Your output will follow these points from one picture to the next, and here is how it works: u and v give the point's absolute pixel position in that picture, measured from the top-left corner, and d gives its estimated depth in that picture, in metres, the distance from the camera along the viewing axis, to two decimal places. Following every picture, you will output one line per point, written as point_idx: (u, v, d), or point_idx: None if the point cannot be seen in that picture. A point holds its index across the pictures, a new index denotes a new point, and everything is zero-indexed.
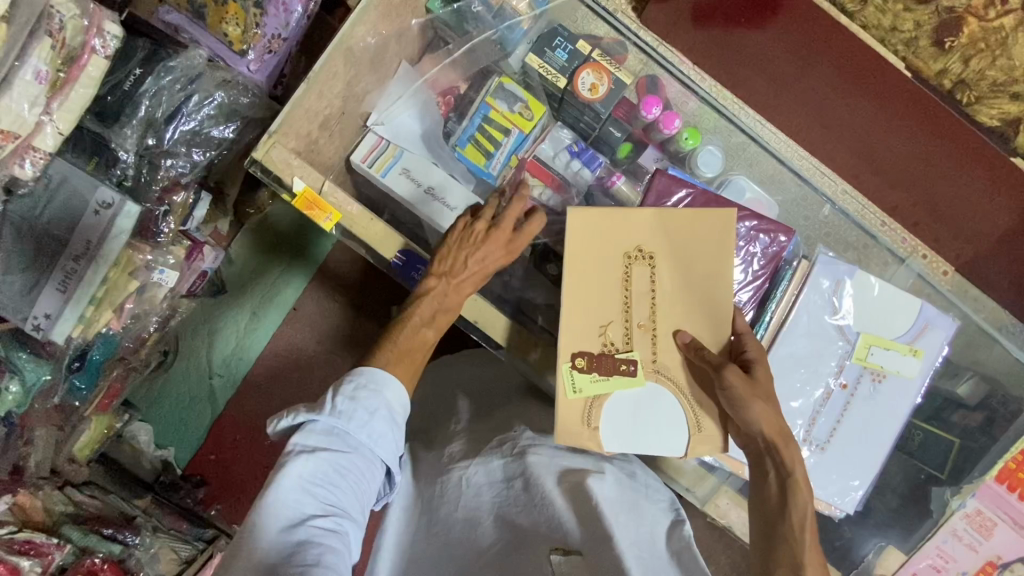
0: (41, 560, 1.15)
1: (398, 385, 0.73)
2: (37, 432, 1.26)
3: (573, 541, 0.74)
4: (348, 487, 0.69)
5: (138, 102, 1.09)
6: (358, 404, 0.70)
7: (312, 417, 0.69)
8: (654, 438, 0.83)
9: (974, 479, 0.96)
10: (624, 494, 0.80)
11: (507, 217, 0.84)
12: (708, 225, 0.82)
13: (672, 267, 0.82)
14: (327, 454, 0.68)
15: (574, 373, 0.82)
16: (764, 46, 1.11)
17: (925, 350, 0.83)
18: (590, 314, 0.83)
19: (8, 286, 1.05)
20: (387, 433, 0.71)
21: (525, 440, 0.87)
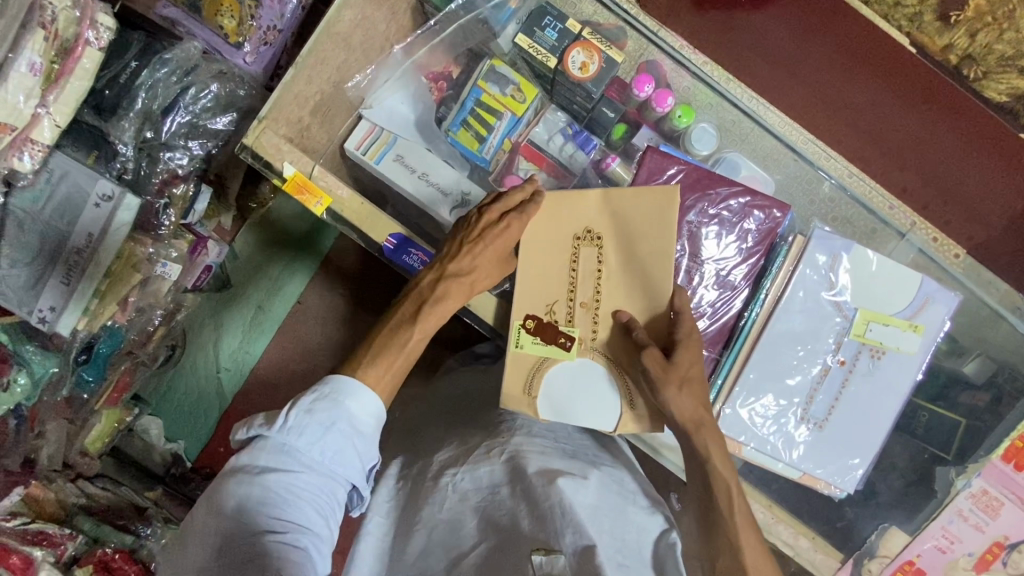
0: (53, 550, 1.18)
1: (362, 394, 0.72)
2: (48, 425, 1.27)
3: (557, 540, 0.70)
4: (304, 506, 0.67)
5: (135, 94, 1.09)
6: (311, 419, 0.69)
7: (266, 432, 0.69)
8: (591, 413, 0.83)
9: (980, 459, 0.93)
10: (608, 500, 0.78)
11: (499, 203, 0.82)
12: (650, 207, 0.81)
13: (617, 250, 0.83)
14: (278, 474, 0.67)
15: (520, 331, 0.84)
16: (766, 30, 1.41)
17: (926, 326, 0.82)
18: (537, 289, 0.84)
19: (13, 278, 1.07)
20: (345, 447, 0.70)
21: (512, 447, 0.84)
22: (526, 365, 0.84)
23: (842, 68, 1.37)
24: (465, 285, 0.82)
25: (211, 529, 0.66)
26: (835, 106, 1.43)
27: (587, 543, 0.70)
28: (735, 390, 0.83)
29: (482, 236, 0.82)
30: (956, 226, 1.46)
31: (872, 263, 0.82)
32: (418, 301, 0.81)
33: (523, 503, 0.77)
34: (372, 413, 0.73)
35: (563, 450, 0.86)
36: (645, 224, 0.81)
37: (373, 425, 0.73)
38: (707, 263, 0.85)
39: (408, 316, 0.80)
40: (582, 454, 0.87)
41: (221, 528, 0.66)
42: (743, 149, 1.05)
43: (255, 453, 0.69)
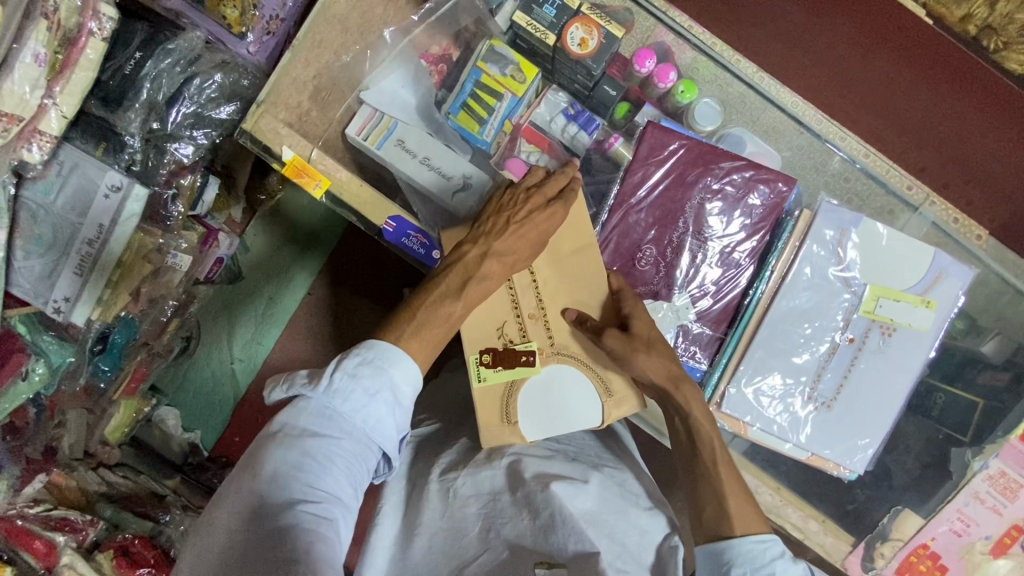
0: (75, 536, 1.22)
1: (406, 363, 0.70)
2: (68, 414, 1.32)
3: (559, 554, 0.72)
4: (339, 471, 0.66)
5: (139, 85, 1.11)
6: (355, 383, 0.67)
7: (309, 393, 0.68)
8: (572, 417, 0.82)
9: (997, 439, 0.89)
10: (608, 503, 0.77)
11: (549, 183, 0.81)
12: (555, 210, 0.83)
13: (544, 256, 0.83)
14: (319, 437, 0.66)
15: (480, 368, 0.81)
16: (776, 11, 1.37)
17: (938, 301, 0.80)
18: (483, 317, 0.82)
19: (28, 269, 1.10)
20: (385, 417, 0.68)
21: (512, 452, 0.82)
22: (499, 396, 0.81)
23: (858, 43, 1.35)
24: (507, 265, 0.78)
25: (247, 487, 0.65)
26: (851, 84, 1.39)
27: (589, 551, 0.71)
28: (739, 371, 0.81)
29: (527, 216, 0.79)
30: (976, 206, 1.41)
31: (882, 237, 0.80)
32: (461, 276, 0.77)
33: (523, 509, 0.75)
34: (413, 383, 0.71)
35: (567, 454, 0.85)
36: (570, 226, 0.83)
37: (412, 396, 0.71)
38: (712, 241, 0.83)
39: (453, 294, 0.76)
40: (582, 458, 0.85)
41: (257, 488, 0.64)
42: (748, 124, 1.03)
43: (298, 412, 0.68)
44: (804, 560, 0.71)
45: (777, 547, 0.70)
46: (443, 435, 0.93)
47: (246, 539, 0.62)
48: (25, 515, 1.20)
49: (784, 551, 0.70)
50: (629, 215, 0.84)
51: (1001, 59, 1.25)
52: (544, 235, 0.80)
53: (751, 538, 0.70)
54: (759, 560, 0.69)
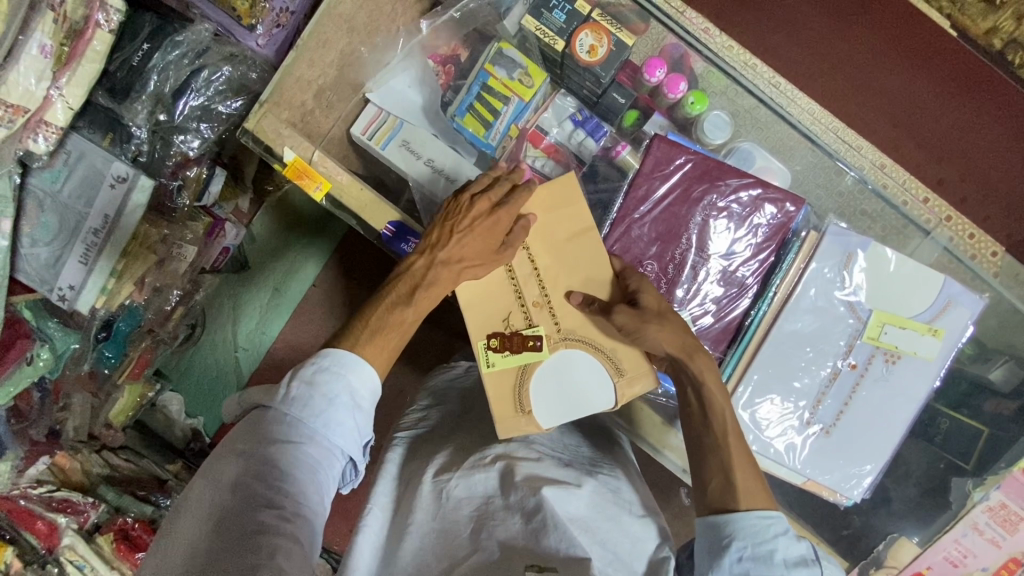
0: (76, 517, 1.24)
1: (364, 369, 0.71)
2: (74, 398, 1.31)
3: (551, 557, 0.66)
4: (309, 475, 0.65)
5: (147, 77, 1.10)
6: (311, 390, 0.67)
7: (267, 404, 0.68)
8: (586, 398, 0.81)
9: (999, 471, 0.89)
10: (603, 508, 0.74)
11: (493, 188, 0.79)
12: (547, 198, 0.81)
13: (543, 241, 0.81)
14: (284, 444, 0.65)
15: (488, 354, 0.81)
16: (797, 14, 1.35)
17: (946, 330, 0.78)
18: (490, 306, 0.82)
19: (35, 257, 1.09)
20: (347, 421, 0.68)
21: (499, 456, 0.79)
22: (509, 384, 0.81)
23: (877, 49, 1.34)
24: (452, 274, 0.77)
25: (208, 498, 0.63)
26: (871, 88, 1.35)
27: (580, 556, 0.65)
28: (737, 392, 0.80)
29: (469, 221, 0.77)
30: (997, 221, 1.35)
31: (890, 263, 0.79)
32: (411, 284, 0.77)
33: (514, 510, 0.71)
34: (374, 389, 0.72)
35: (559, 459, 0.82)
36: (565, 207, 0.81)
37: (372, 401, 0.72)
38: (714, 259, 0.82)
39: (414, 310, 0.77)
40: (575, 463, 0.82)
41: (217, 502, 0.63)
42: (760, 138, 0.99)
43: (257, 423, 0.68)
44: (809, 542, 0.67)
45: (781, 524, 0.67)
46: (437, 439, 0.90)
47: (207, 551, 0.60)
48: (28, 495, 1.22)
49: (788, 529, 0.67)
50: (631, 229, 0.82)
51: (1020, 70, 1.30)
52: (493, 243, 0.78)
53: (756, 512, 0.67)
54: (761, 535, 0.66)
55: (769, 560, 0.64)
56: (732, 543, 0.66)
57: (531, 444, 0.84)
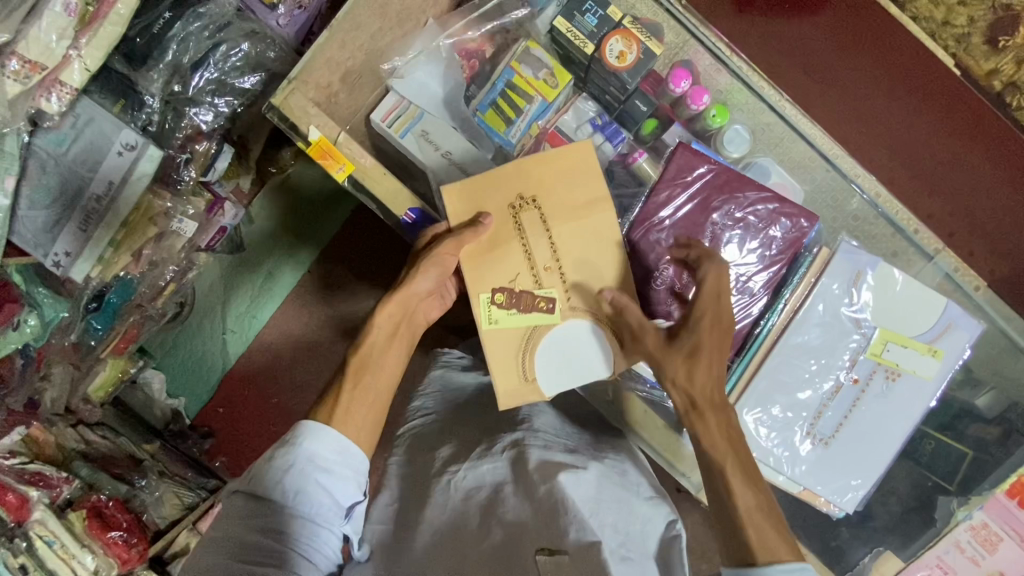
0: (48, 492, 1.19)
1: (325, 434, 0.70)
2: (54, 368, 1.27)
3: (562, 538, 0.67)
4: (285, 547, 0.66)
5: (165, 46, 1.07)
6: (272, 466, 0.68)
7: (238, 488, 0.70)
8: (592, 368, 0.83)
9: (984, 491, 0.93)
10: (615, 492, 0.75)
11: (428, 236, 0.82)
12: (568, 164, 0.82)
13: (557, 204, 0.82)
14: (256, 522, 0.67)
15: (491, 308, 0.81)
16: (807, 41, 1.40)
17: (945, 351, 0.82)
18: (500, 266, 0.81)
19: (31, 220, 1.03)
20: (308, 487, 0.68)
21: (510, 440, 0.81)
22: (515, 345, 0.82)
23: (881, 81, 1.38)
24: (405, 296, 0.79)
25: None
26: (868, 121, 1.42)
27: (592, 539, 0.67)
28: (744, 400, 0.82)
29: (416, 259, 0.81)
30: (978, 257, 1.42)
31: (896, 283, 0.82)
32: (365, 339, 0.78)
33: (524, 498, 0.73)
34: (341, 451, 0.71)
35: (565, 446, 0.83)
36: (585, 179, 0.82)
37: (340, 461, 0.70)
38: (730, 267, 0.84)
39: (382, 332, 0.79)
40: (580, 449, 0.83)
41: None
42: (777, 155, 1.02)
43: (233, 507, 0.70)
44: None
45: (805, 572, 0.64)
46: (444, 424, 0.90)
47: None
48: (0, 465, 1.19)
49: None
50: (651, 232, 0.84)
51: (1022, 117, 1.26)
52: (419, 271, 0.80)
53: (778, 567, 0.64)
54: None
55: None
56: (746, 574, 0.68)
57: (537, 430, 0.84)
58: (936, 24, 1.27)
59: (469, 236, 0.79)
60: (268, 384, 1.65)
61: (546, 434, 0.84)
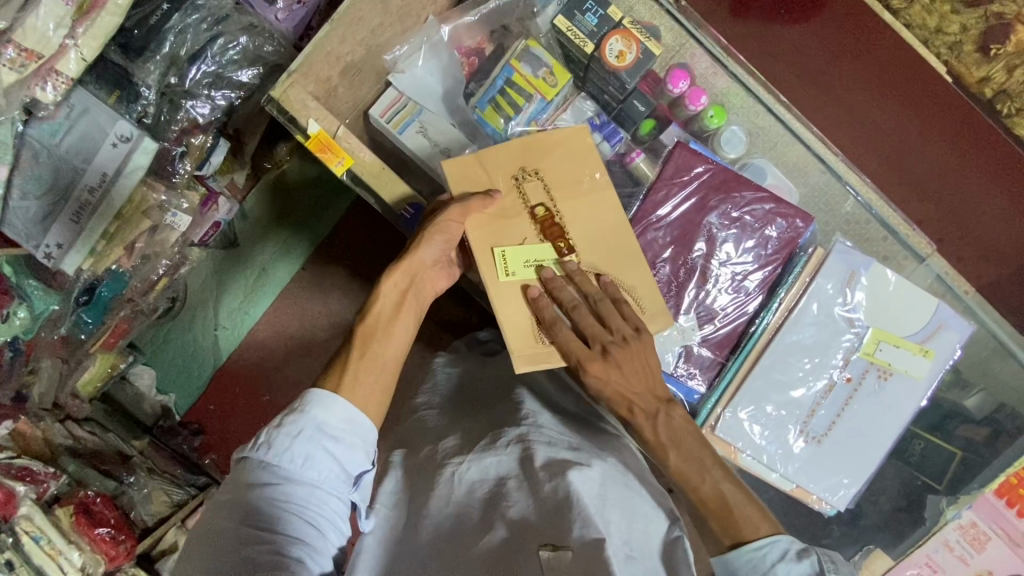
0: (35, 487, 1.17)
1: (334, 402, 0.70)
2: (42, 363, 1.25)
3: (567, 535, 0.67)
4: (292, 513, 0.65)
5: (163, 38, 1.07)
6: (279, 432, 0.67)
7: (242, 454, 0.68)
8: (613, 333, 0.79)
9: (971, 491, 0.95)
10: (618, 490, 0.75)
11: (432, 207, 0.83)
12: (566, 140, 0.87)
13: (557, 176, 0.86)
14: (262, 488, 0.66)
15: (503, 268, 0.82)
16: (801, 45, 1.42)
17: (936, 351, 0.84)
18: (509, 232, 0.83)
19: (23, 211, 1.01)
20: (317, 453, 0.67)
21: (518, 433, 0.81)
22: (526, 307, 0.82)
23: (873, 86, 1.40)
24: (410, 266, 0.80)
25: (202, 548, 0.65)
26: (860, 124, 1.43)
27: (595, 538, 0.67)
28: (738, 400, 0.84)
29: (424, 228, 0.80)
30: (969, 262, 1.43)
31: (889, 283, 0.84)
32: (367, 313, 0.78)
33: (527, 493, 0.73)
34: (349, 420, 0.70)
35: (571, 443, 0.81)
36: (584, 154, 0.87)
37: (348, 429, 0.70)
38: (725, 267, 0.86)
39: (389, 302, 0.79)
40: (584, 445, 0.82)
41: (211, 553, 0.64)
42: (772, 157, 1.03)
43: (236, 474, 0.68)
44: (813, 556, 0.66)
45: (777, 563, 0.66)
46: (445, 421, 0.90)
47: None
48: None
49: (786, 550, 0.68)
50: (648, 230, 0.86)
51: (1012, 124, 1.29)
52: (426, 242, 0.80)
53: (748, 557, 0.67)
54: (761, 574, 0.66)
55: None
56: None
57: (541, 426, 0.83)
58: (929, 32, 1.29)
59: (477, 204, 0.81)
60: (259, 381, 1.63)
61: (551, 429, 0.83)
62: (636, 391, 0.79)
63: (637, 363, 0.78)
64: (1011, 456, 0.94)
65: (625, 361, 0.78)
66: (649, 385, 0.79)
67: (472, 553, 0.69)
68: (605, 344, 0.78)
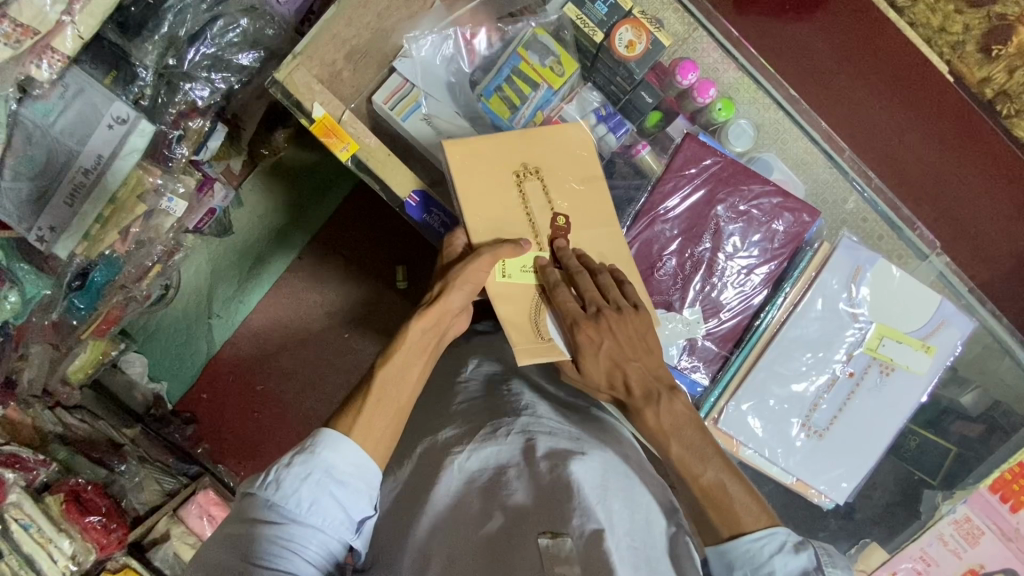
0: (25, 475, 1.12)
1: (344, 444, 0.69)
2: (33, 347, 1.19)
3: (565, 525, 0.68)
4: (294, 557, 0.64)
5: (162, 18, 1.01)
6: (287, 473, 0.66)
7: (249, 490, 0.67)
8: (609, 307, 0.79)
9: (967, 486, 0.96)
10: (619, 479, 0.75)
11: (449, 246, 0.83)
12: (567, 139, 0.89)
13: (557, 176, 0.87)
14: (266, 528, 0.65)
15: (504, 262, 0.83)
16: (807, 41, 1.42)
17: (938, 347, 0.87)
18: (508, 228, 0.84)
19: (14, 191, 0.98)
20: (324, 497, 0.66)
21: (520, 426, 0.80)
22: (524, 305, 0.83)
23: (877, 85, 1.39)
24: (441, 312, 0.79)
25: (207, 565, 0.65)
26: (864, 122, 1.42)
27: (595, 528, 0.67)
28: (740, 395, 0.86)
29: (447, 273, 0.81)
30: (964, 260, 1.45)
31: (894, 278, 0.87)
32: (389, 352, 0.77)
33: (527, 485, 0.73)
34: (357, 465, 0.69)
35: (570, 432, 0.81)
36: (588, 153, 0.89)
37: (355, 474, 0.69)
38: (732, 260, 0.89)
39: (411, 353, 0.77)
40: (586, 435, 0.81)
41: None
42: (778, 151, 1.03)
43: (242, 509, 0.67)
44: (811, 549, 0.68)
45: (773, 542, 0.68)
46: (446, 407, 0.90)
47: None
48: None
49: (784, 542, 0.68)
50: (655, 223, 0.88)
51: (1011, 125, 1.31)
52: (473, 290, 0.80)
53: (745, 538, 0.68)
54: (757, 559, 0.68)
55: None
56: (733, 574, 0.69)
57: (541, 416, 0.82)
58: (932, 31, 1.31)
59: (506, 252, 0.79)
60: (252, 370, 1.61)
61: (550, 420, 0.82)
62: (629, 358, 0.78)
63: (633, 333, 0.79)
64: (1007, 451, 0.96)
65: (619, 327, 0.78)
66: (644, 361, 0.79)
67: (472, 545, 0.69)
68: (603, 308, 0.78)
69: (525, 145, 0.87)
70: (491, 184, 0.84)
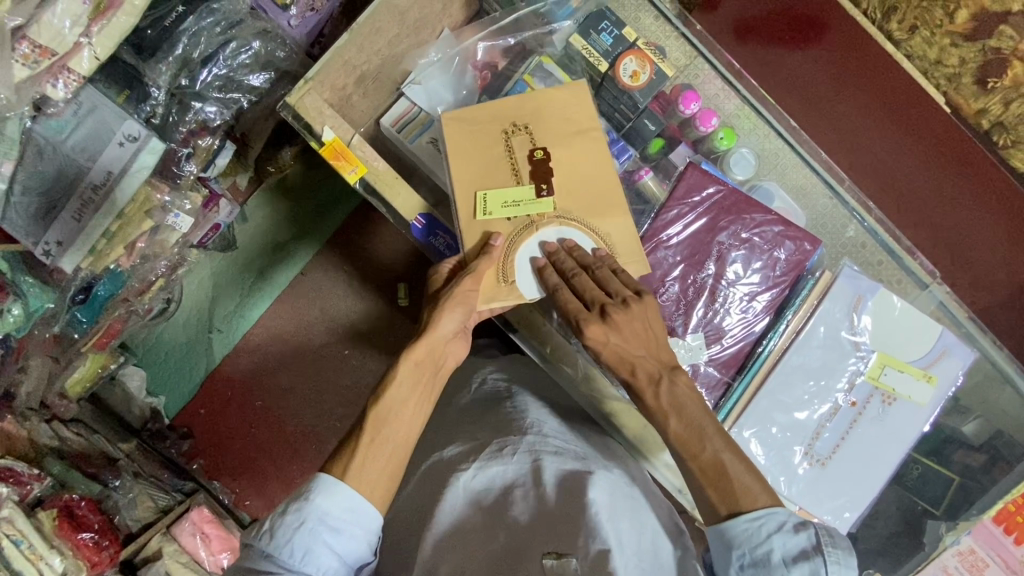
0: (18, 489, 1.10)
1: (338, 490, 0.68)
2: (32, 360, 1.18)
3: (572, 550, 0.67)
4: None
5: (176, 40, 1.04)
6: (280, 522, 0.67)
7: (246, 543, 0.68)
8: (608, 292, 0.79)
9: (970, 517, 0.96)
10: (626, 499, 0.74)
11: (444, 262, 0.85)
12: (563, 99, 0.91)
13: (547, 136, 0.89)
14: None
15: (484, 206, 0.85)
16: (805, 70, 1.45)
17: (939, 377, 0.87)
18: (495, 183, 0.86)
19: (23, 206, 0.97)
20: (317, 547, 0.66)
21: (526, 445, 0.79)
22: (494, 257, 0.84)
23: (874, 114, 1.42)
24: (431, 343, 0.79)
25: None
26: (861, 148, 1.46)
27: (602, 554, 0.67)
28: (743, 420, 0.86)
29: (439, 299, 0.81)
30: (962, 286, 1.46)
31: (895, 308, 0.87)
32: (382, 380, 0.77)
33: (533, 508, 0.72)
34: (351, 510, 0.68)
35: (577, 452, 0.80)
36: (586, 129, 0.90)
37: (349, 520, 0.68)
38: (734, 286, 0.89)
39: (402, 390, 0.76)
40: (594, 456, 0.81)
41: None
42: (777, 178, 1.04)
43: (241, 562, 0.68)
44: (811, 529, 0.66)
45: (773, 522, 0.68)
46: (450, 428, 0.90)
47: None
48: None
49: (784, 521, 0.68)
50: (658, 249, 0.89)
51: (1008, 155, 1.33)
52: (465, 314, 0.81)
53: (743, 517, 0.68)
54: (755, 540, 0.67)
55: (768, 563, 0.66)
56: (731, 553, 0.68)
57: (548, 435, 0.82)
58: (929, 63, 1.32)
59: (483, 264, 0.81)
60: (251, 386, 1.61)
61: (557, 438, 0.81)
62: (632, 351, 0.77)
63: (637, 323, 0.78)
64: (1011, 482, 0.95)
65: (625, 324, 0.77)
66: (648, 347, 0.78)
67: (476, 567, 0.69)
68: (605, 304, 0.78)
69: (519, 104, 0.90)
70: (493, 183, 0.86)
